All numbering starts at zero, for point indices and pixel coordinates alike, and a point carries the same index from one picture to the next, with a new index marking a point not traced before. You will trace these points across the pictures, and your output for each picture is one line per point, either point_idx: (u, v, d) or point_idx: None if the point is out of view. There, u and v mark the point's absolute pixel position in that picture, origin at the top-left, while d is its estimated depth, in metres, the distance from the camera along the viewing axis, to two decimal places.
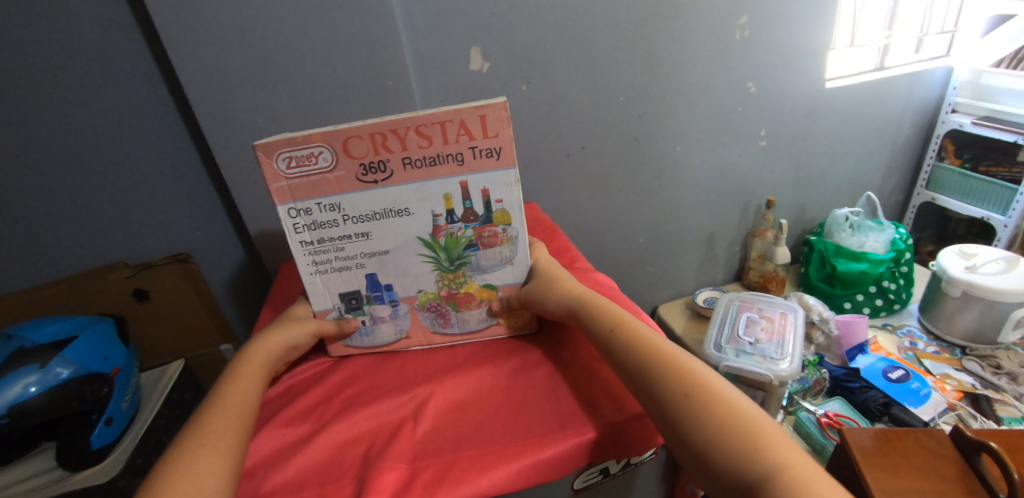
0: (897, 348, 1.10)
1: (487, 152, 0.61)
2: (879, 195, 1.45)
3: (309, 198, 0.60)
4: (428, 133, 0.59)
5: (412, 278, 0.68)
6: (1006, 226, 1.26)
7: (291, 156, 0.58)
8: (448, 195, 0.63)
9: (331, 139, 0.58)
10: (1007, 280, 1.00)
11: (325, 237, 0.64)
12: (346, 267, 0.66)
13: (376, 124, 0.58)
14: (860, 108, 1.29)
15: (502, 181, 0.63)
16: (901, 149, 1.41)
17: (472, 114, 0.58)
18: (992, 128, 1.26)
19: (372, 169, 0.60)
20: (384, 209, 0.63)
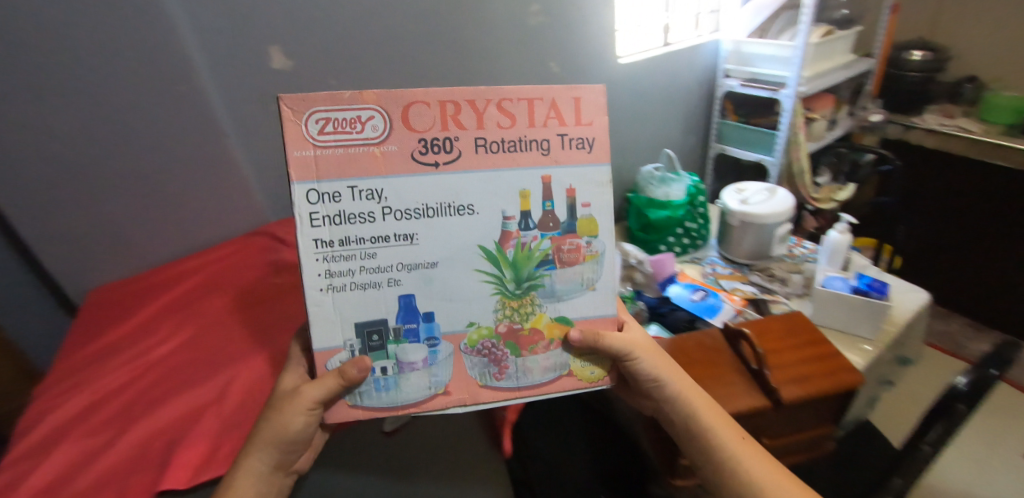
0: (701, 274, 1.31)
1: (578, 142, 0.61)
2: (682, 152, 1.70)
3: (345, 172, 0.56)
4: (511, 113, 0.59)
5: (462, 302, 0.61)
6: (774, 165, 1.53)
7: (329, 120, 0.55)
8: (524, 192, 0.61)
9: (386, 103, 0.56)
10: (767, 208, 1.25)
11: (353, 237, 0.58)
12: (376, 281, 0.59)
13: (449, 94, 0.58)
14: (653, 80, 1.50)
15: (589, 177, 0.62)
16: (693, 111, 1.66)
17: (566, 96, 0.61)
18: (754, 88, 1.54)
19: (432, 148, 0.58)
20: (439, 204, 0.59)
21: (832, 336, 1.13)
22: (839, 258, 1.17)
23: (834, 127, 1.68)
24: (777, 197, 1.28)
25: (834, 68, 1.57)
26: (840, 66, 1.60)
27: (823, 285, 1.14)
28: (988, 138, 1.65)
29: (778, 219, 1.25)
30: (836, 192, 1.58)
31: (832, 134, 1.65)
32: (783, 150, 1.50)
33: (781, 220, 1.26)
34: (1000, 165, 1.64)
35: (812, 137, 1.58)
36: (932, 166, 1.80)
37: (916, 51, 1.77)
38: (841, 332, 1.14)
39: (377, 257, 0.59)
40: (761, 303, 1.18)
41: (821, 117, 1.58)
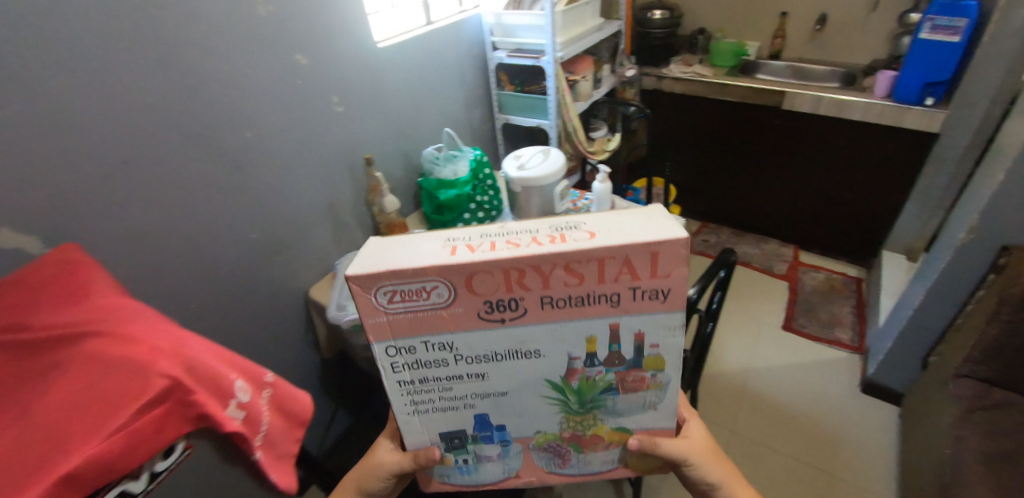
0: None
1: (652, 293, 0.63)
2: (471, 128, 1.76)
3: (416, 335, 0.65)
4: (578, 273, 0.61)
5: (530, 413, 0.76)
6: (551, 127, 1.64)
7: (395, 290, 0.61)
8: (592, 339, 0.67)
9: (449, 276, 0.61)
10: (540, 170, 1.34)
11: (431, 373, 0.71)
12: (453, 404, 0.74)
13: (513, 260, 0.60)
14: (420, 63, 1.51)
15: (660, 323, 0.65)
16: (472, 86, 1.71)
17: (641, 253, 0.59)
18: (519, 57, 1.62)
19: (497, 308, 0.64)
20: (507, 350, 0.68)
21: None
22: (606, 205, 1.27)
23: (599, 86, 1.87)
24: (551, 158, 1.39)
25: (587, 32, 1.72)
26: (593, 29, 1.75)
27: None
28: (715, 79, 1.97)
29: (552, 179, 1.35)
30: (607, 144, 1.79)
31: (597, 92, 1.85)
32: (555, 112, 1.61)
33: (557, 179, 1.36)
34: (730, 99, 1.95)
35: (582, 97, 1.77)
36: (682, 108, 2.10)
37: (655, 8, 2.02)
38: None
39: (454, 387, 0.72)
40: None
41: (584, 80, 1.75)
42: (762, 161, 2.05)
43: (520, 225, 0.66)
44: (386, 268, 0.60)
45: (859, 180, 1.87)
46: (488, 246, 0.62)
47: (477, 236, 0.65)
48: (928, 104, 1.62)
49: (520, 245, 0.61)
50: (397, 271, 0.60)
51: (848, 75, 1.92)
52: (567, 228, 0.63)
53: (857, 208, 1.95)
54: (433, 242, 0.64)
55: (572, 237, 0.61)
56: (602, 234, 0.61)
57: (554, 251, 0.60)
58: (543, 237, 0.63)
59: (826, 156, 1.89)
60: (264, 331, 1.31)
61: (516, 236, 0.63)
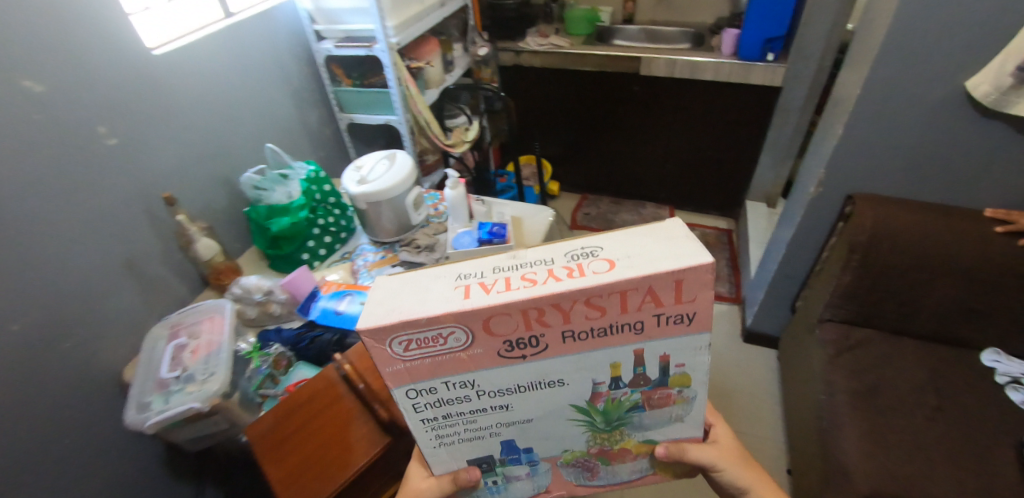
0: (346, 272, 1.18)
1: (676, 318, 0.59)
2: (309, 134, 1.52)
3: (436, 379, 0.62)
4: (600, 306, 0.58)
5: (558, 437, 0.73)
6: (400, 123, 1.46)
7: (410, 339, 0.58)
8: (616, 364, 0.64)
9: (466, 320, 0.57)
10: (383, 182, 1.17)
11: (454, 410, 0.67)
12: (479, 435, 0.70)
13: (531, 299, 0.56)
14: (220, 67, 1.23)
15: (687, 345, 0.62)
16: (300, 86, 1.46)
17: (664, 282, 0.56)
18: (349, 47, 1.39)
19: (518, 344, 0.61)
20: (531, 382, 0.64)
21: None
22: (463, 211, 1.11)
23: (452, 69, 1.71)
24: (397, 164, 1.21)
25: (428, 9, 1.51)
26: (436, 5, 1.56)
27: (455, 246, 1.07)
28: (574, 49, 1.89)
29: (401, 189, 1.18)
30: (466, 134, 1.56)
31: (451, 76, 1.68)
32: (401, 106, 1.42)
33: (407, 188, 1.20)
34: (589, 70, 1.90)
35: (434, 82, 1.61)
36: (546, 81, 2.00)
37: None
38: None
39: (478, 419, 0.68)
40: None
41: (432, 65, 1.57)
42: (632, 124, 2.01)
43: (535, 254, 0.62)
44: (400, 317, 0.57)
45: (720, 136, 1.90)
46: (503, 285, 0.58)
47: (490, 271, 0.61)
48: (769, 59, 1.66)
49: (538, 281, 0.58)
50: (411, 321, 0.57)
51: (697, 34, 1.93)
52: (583, 257, 0.60)
53: (721, 164, 1.99)
54: (444, 281, 0.60)
55: (590, 268, 0.58)
56: (622, 264, 0.58)
57: (574, 287, 0.56)
58: (559, 269, 0.59)
59: (687, 116, 1.89)
60: (62, 441, 0.99)
61: (532, 269, 0.60)
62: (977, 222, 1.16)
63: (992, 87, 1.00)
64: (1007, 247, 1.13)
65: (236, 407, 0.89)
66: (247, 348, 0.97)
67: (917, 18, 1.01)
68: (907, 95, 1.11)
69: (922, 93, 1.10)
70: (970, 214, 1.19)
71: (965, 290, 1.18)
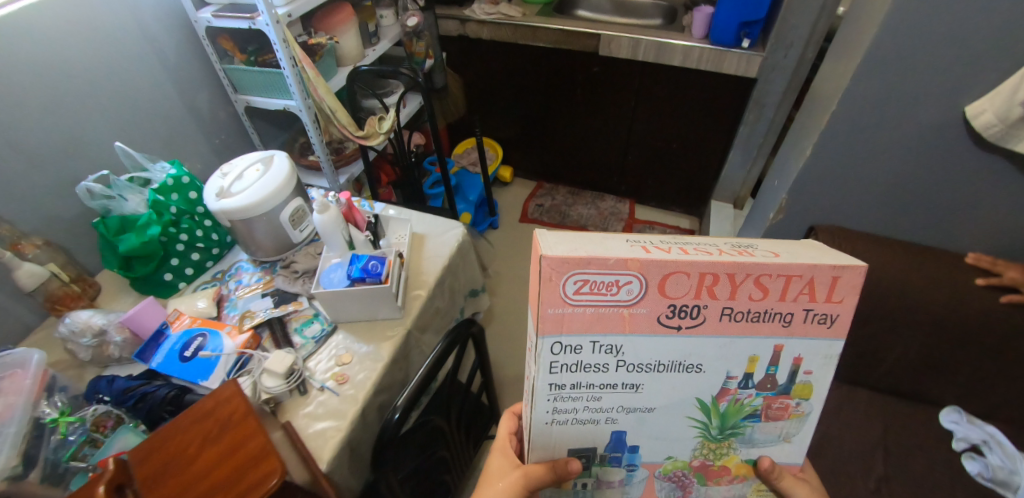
0: (207, 301, 1.00)
1: (820, 318, 0.59)
2: (197, 120, 1.29)
3: (590, 333, 0.57)
4: (766, 287, 0.57)
5: (669, 441, 0.65)
6: (300, 110, 1.24)
7: (587, 280, 0.55)
8: (753, 358, 0.60)
9: (648, 272, 0.55)
10: (250, 195, 0.97)
11: (583, 382, 0.61)
12: (596, 419, 0.63)
13: (710, 265, 0.56)
14: (59, 43, 0.99)
15: (821, 353, 0.60)
16: (179, 64, 1.21)
17: (825, 275, 0.57)
18: (229, 18, 1.13)
19: (677, 314, 0.58)
20: (671, 361, 0.61)
21: (356, 334, 0.92)
22: (339, 240, 0.90)
23: (375, 42, 1.46)
24: (271, 171, 1.00)
25: None
26: None
27: (322, 283, 0.88)
28: (527, 20, 1.64)
29: (273, 203, 0.98)
30: (379, 124, 1.29)
31: (373, 51, 1.44)
32: (299, 91, 1.19)
33: (282, 202, 0.99)
34: (542, 46, 1.66)
35: (351, 59, 1.37)
36: (496, 55, 1.76)
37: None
38: (369, 322, 0.94)
39: (602, 399, 0.62)
40: (278, 324, 0.94)
41: (346, 38, 1.33)
42: (592, 105, 1.77)
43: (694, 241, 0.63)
44: (588, 253, 0.54)
45: (685, 127, 1.68)
46: (679, 252, 0.57)
47: (658, 242, 0.60)
48: (744, 47, 1.44)
49: (711, 254, 0.57)
50: (599, 258, 0.54)
51: (670, 8, 1.69)
52: (742, 246, 0.60)
53: (686, 157, 1.77)
54: (618, 241, 0.59)
55: (757, 252, 0.58)
56: (788, 258, 0.58)
57: (746, 260, 0.56)
58: (725, 251, 0.59)
59: (652, 101, 1.67)
60: None
61: (697, 247, 0.59)
62: (956, 269, 0.99)
63: (996, 116, 0.82)
64: (988, 303, 0.96)
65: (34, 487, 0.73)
66: (52, 413, 0.81)
67: (910, 19, 0.81)
68: (887, 116, 0.92)
69: (910, 116, 0.91)
70: (948, 258, 1.02)
71: (935, 348, 1.01)
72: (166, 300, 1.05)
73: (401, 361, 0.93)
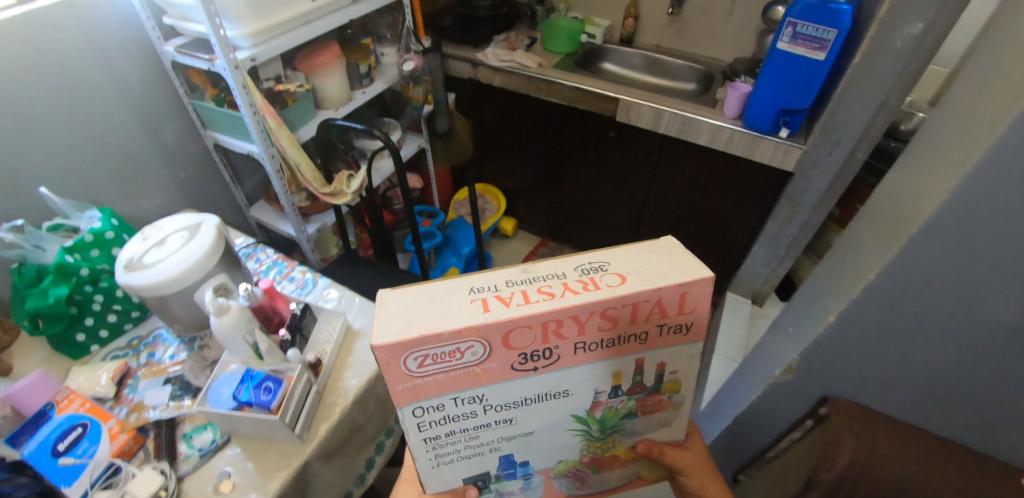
0: (108, 377, 0.88)
1: (676, 327, 0.60)
2: (161, 153, 1.19)
3: (448, 394, 0.58)
4: (614, 318, 0.57)
5: (558, 450, 0.69)
6: (263, 158, 1.12)
7: (429, 355, 0.55)
8: (619, 372, 0.62)
9: (487, 334, 0.55)
10: (164, 270, 0.84)
11: (457, 427, 0.63)
12: (480, 451, 0.66)
13: (549, 313, 0.55)
14: (7, 67, 0.90)
15: (685, 355, 0.62)
16: (143, 96, 1.11)
17: (672, 293, 0.56)
18: (191, 56, 1.02)
19: (530, 358, 0.58)
20: (539, 392, 0.62)
21: (247, 454, 0.78)
22: (243, 343, 0.77)
23: (367, 83, 1.34)
24: (193, 242, 0.88)
25: (319, 11, 1.14)
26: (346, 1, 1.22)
27: (209, 398, 0.74)
28: (541, 71, 1.50)
29: (188, 282, 0.85)
30: (348, 182, 1.17)
31: (363, 94, 1.32)
32: (259, 138, 1.07)
33: (198, 280, 0.87)
34: (555, 103, 1.50)
35: (333, 103, 1.25)
36: (505, 103, 1.62)
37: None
38: (267, 440, 0.80)
39: (480, 435, 0.64)
40: (169, 425, 0.82)
41: (328, 81, 1.21)
42: (605, 169, 1.59)
43: (546, 268, 0.60)
44: (419, 328, 0.53)
45: (709, 206, 1.49)
46: (521, 298, 0.56)
47: (505, 284, 0.58)
48: (782, 135, 1.25)
49: (554, 294, 0.56)
50: (429, 333, 0.53)
51: (706, 73, 1.57)
52: (593, 271, 0.58)
53: (705, 239, 1.59)
54: (459, 294, 0.57)
55: (603, 280, 0.57)
56: (634, 279, 0.57)
57: (589, 300, 0.55)
58: (574, 283, 0.58)
59: (670, 175, 1.49)
60: None
61: (546, 282, 0.58)
62: None
63: None
64: None
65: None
66: None
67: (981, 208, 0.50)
68: (913, 327, 0.61)
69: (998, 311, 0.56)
70: None
71: None
72: (75, 362, 0.94)
73: (296, 492, 0.79)
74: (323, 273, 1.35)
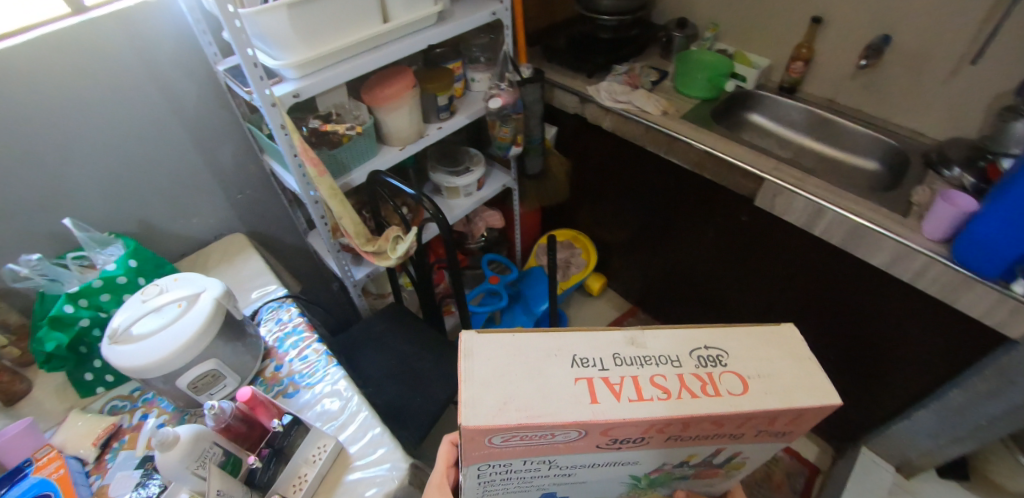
0: (93, 439, 0.79)
1: (773, 431, 0.54)
2: (218, 177, 1.08)
3: (523, 459, 0.50)
4: (720, 424, 0.50)
5: (600, 490, 0.64)
6: (312, 203, 0.97)
7: (519, 434, 0.46)
8: (691, 451, 0.56)
9: (589, 426, 0.46)
10: (146, 353, 0.71)
11: (514, 472, 0.56)
12: (525, 487, 0.60)
13: (667, 414, 0.47)
14: (58, 77, 0.80)
15: (763, 446, 0.57)
16: (199, 117, 0.99)
17: (788, 413, 0.50)
18: (233, 83, 0.88)
19: (620, 441, 0.51)
20: (607, 459, 0.55)
21: None
22: (192, 475, 0.61)
23: (447, 117, 1.13)
24: (186, 316, 0.74)
25: (387, 35, 0.95)
26: (430, 19, 1.01)
27: None
28: (667, 123, 1.19)
29: (171, 369, 0.72)
30: (393, 247, 0.99)
31: (438, 129, 1.11)
32: (299, 182, 0.93)
33: (182, 365, 0.73)
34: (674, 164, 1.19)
35: (401, 139, 1.06)
36: (614, 151, 1.33)
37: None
38: None
39: (535, 478, 0.58)
40: None
41: (395, 116, 1.01)
42: (730, 256, 1.24)
43: (657, 344, 0.52)
44: (518, 414, 0.45)
45: (866, 343, 1.09)
46: (632, 390, 0.48)
47: (612, 363, 0.50)
48: (1016, 290, 0.80)
49: (669, 393, 0.49)
50: (534, 422, 0.44)
51: (899, 152, 1.14)
52: (712, 365, 0.51)
53: (848, 374, 1.19)
54: (561, 366, 0.49)
55: (723, 385, 0.50)
56: (757, 389, 0.50)
57: (710, 408, 0.48)
58: (688, 378, 0.50)
59: (819, 287, 1.11)
60: None
61: (658, 369, 0.50)
62: None
63: None
64: None
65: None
66: None
67: None
68: None
69: None
70: None
71: None
72: (81, 401, 0.85)
73: None
74: (368, 325, 1.20)
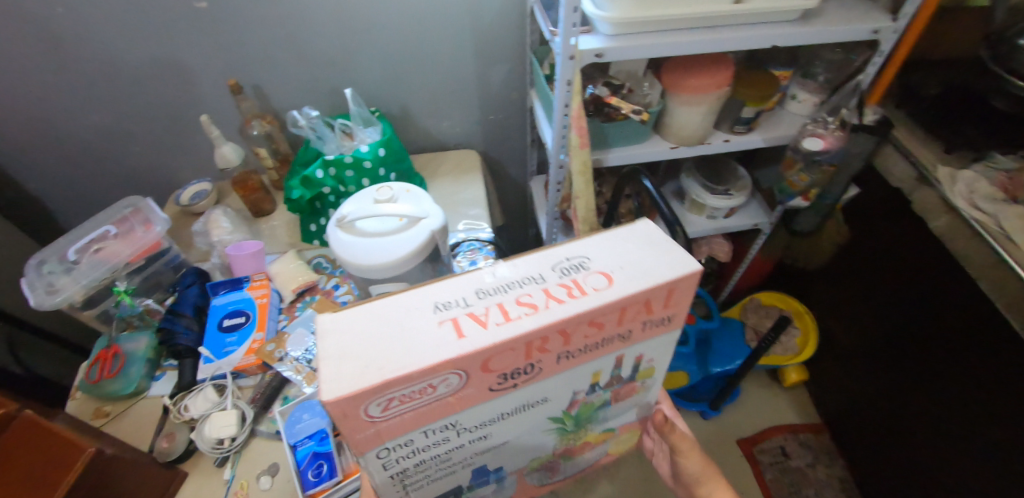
0: (294, 286, 0.86)
1: (659, 320, 0.44)
2: (482, 93, 1.04)
3: (418, 431, 0.41)
4: (602, 326, 0.41)
5: (535, 452, 0.53)
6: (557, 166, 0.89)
7: (390, 397, 0.37)
8: (597, 371, 0.46)
9: (465, 363, 0.38)
10: (360, 250, 0.72)
11: (426, 456, 0.46)
12: (449, 470, 0.49)
13: (540, 328, 0.38)
14: None
15: (664, 342, 0.47)
16: (495, 31, 0.94)
17: (659, 290, 0.41)
18: (543, 16, 0.80)
19: (511, 377, 0.41)
20: (516, 406, 0.45)
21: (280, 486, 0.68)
22: None
23: (743, 131, 0.91)
24: (404, 233, 0.74)
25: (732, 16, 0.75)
26: (791, 14, 0.77)
27: (289, 418, 0.68)
28: None
29: (374, 275, 0.73)
30: None
31: (725, 141, 0.91)
32: (556, 142, 0.84)
33: (382, 277, 0.73)
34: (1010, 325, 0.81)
35: (679, 137, 0.89)
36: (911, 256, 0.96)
37: None
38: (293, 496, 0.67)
39: (453, 455, 0.47)
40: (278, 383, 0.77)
41: (688, 111, 0.84)
42: (991, 471, 0.86)
43: (521, 264, 0.43)
44: (382, 372, 0.36)
45: None
46: (500, 314, 0.40)
47: (470, 294, 0.41)
48: None
49: (538, 306, 0.40)
50: (404, 373, 0.36)
51: None
52: (574, 271, 0.43)
53: None
54: (417, 312, 0.40)
55: (588, 284, 0.41)
56: (623, 277, 0.41)
57: (581, 308, 0.39)
58: (554, 288, 0.41)
59: None
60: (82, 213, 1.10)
61: (522, 289, 0.41)
62: None
63: None
64: None
65: (88, 318, 0.81)
66: (121, 286, 0.81)
67: None
68: None
69: None
70: None
71: None
72: (300, 244, 0.94)
73: None
74: None
